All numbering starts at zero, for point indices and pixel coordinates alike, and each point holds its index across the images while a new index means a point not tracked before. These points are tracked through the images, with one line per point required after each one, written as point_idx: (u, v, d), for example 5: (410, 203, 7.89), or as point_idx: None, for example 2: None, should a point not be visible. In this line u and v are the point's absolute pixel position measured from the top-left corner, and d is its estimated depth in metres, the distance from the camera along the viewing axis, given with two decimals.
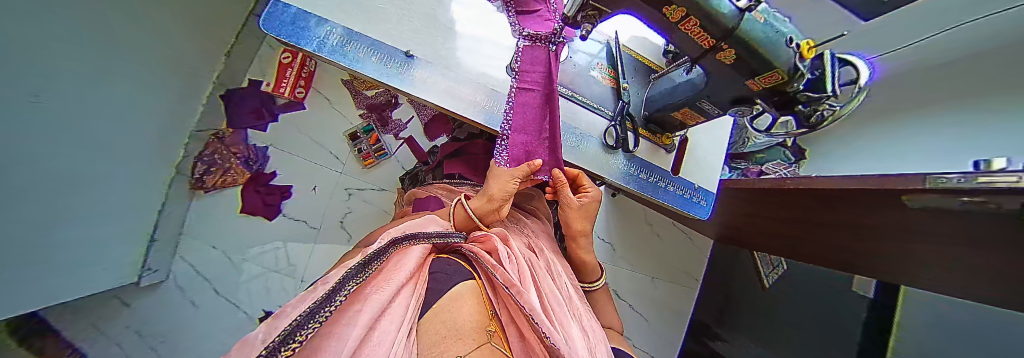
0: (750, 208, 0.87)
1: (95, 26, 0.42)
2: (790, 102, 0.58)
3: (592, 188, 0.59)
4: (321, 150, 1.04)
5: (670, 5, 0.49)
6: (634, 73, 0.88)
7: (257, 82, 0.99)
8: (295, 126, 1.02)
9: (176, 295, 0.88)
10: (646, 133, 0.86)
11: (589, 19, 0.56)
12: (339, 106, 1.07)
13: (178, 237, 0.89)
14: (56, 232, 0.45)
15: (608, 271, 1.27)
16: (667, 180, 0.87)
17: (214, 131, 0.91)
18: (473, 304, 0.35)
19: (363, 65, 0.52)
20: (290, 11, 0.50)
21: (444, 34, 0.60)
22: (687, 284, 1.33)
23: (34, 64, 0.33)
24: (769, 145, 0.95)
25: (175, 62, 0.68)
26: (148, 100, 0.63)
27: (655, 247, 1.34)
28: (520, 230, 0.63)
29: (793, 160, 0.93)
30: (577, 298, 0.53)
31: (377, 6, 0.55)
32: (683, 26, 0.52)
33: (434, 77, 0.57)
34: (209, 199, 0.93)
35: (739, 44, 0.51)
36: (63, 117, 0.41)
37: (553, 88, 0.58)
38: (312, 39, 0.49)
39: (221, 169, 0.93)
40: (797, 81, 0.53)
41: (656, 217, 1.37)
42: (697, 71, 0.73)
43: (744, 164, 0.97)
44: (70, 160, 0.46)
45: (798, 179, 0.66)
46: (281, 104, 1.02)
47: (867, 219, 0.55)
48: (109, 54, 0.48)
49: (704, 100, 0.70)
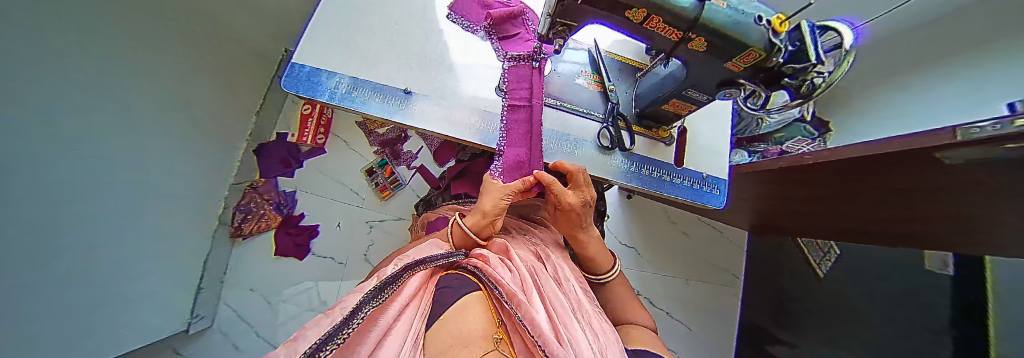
0: (770, 190, 0.82)
1: (108, 95, 0.48)
2: (776, 76, 0.59)
3: (572, 198, 0.50)
4: (342, 187, 1.13)
5: (629, 9, 0.52)
6: (620, 75, 0.90)
7: (283, 135, 1.12)
8: (318, 170, 1.13)
9: (220, 340, 0.95)
10: (641, 129, 0.86)
11: (560, 34, 0.61)
12: (354, 145, 1.17)
13: (221, 284, 0.98)
14: (77, 288, 0.48)
15: (635, 277, 1.22)
16: (673, 173, 0.84)
17: (247, 183, 1.02)
18: (479, 312, 0.36)
19: (367, 106, 0.58)
20: (305, 70, 0.58)
21: (436, 67, 0.66)
22: (728, 282, 1.27)
23: (49, 119, 0.37)
24: (786, 122, 0.91)
25: (198, 126, 0.77)
26: (178, 154, 0.71)
27: (686, 248, 1.29)
28: (527, 240, 0.64)
29: (819, 134, 0.89)
30: (586, 300, 0.50)
31: (375, 54, 0.63)
32: (648, 25, 0.54)
33: (430, 107, 0.62)
34: (246, 245, 1.03)
35: (706, 31, 0.53)
36: (89, 161, 0.46)
37: (537, 101, 0.63)
38: (325, 91, 0.57)
39: (255, 216, 1.03)
40: (777, 56, 0.54)
41: (677, 213, 1.32)
42: (677, 62, 0.74)
43: (763, 146, 0.91)
44: (112, 192, 0.54)
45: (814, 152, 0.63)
46: (304, 151, 1.13)
47: (906, 184, 0.49)
48: (125, 124, 0.54)
49: (690, 88, 0.69)
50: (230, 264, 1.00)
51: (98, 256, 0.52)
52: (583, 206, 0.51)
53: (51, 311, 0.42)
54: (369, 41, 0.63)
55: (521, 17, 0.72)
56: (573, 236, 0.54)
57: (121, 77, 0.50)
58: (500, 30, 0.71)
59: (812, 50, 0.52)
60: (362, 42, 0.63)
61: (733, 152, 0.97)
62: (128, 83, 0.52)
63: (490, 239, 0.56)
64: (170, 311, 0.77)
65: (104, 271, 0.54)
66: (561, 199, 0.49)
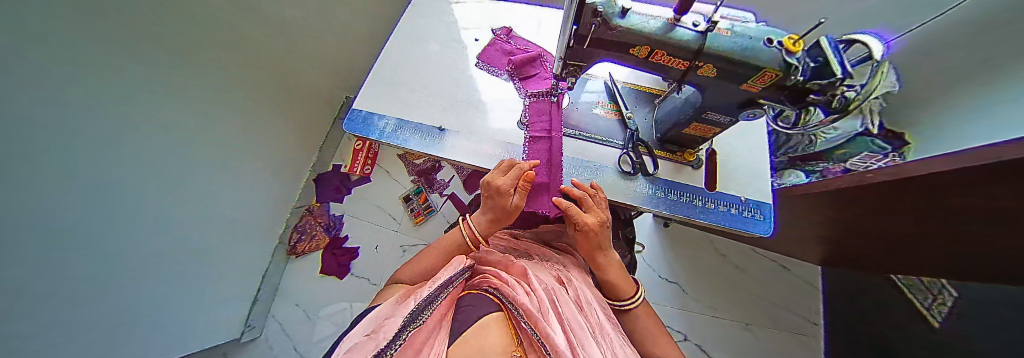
0: (826, 213, 0.71)
1: (179, 137, 0.61)
2: (801, 94, 0.55)
3: (588, 215, 0.52)
4: (380, 212, 1.26)
5: (634, 47, 0.57)
6: (637, 103, 0.92)
7: (337, 166, 1.32)
8: (363, 197, 1.29)
9: (264, 352, 1.06)
10: (665, 153, 0.84)
11: (572, 73, 0.68)
12: (395, 174, 1.33)
13: (272, 297, 1.11)
14: (132, 295, 0.57)
15: (682, 319, 1.08)
16: (705, 198, 0.76)
17: (305, 207, 1.21)
18: (498, 335, 0.35)
19: (408, 142, 0.69)
20: (361, 113, 0.73)
21: (465, 106, 0.77)
22: (805, 329, 1.07)
23: (101, 148, 0.45)
24: (846, 137, 0.82)
25: (259, 160, 0.94)
26: (242, 184, 0.87)
27: (744, 286, 1.13)
28: (551, 264, 0.65)
29: (893, 148, 0.75)
30: (608, 325, 0.48)
31: (415, 100, 0.76)
32: (654, 58, 0.59)
33: (458, 140, 0.71)
34: (297, 262, 1.17)
35: (712, 58, 0.55)
36: (153, 189, 0.58)
37: (555, 132, 0.68)
38: (375, 130, 0.70)
39: (308, 236, 1.19)
40: (797, 74, 0.52)
41: (723, 243, 1.20)
42: (690, 88, 0.75)
43: (822, 164, 0.81)
44: (184, 210, 0.66)
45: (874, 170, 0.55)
46: (354, 180, 1.31)
47: (991, 202, 0.39)
48: (198, 160, 0.68)
49: (708, 111, 0.68)
50: (282, 281, 1.15)
51: (161, 261, 0.62)
52: (600, 226, 0.53)
53: (90, 312, 0.48)
54: (410, 88, 0.77)
55: (540, 60, 0.83)
56: (593, 258, 0.54)
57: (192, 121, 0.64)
58: (521, 72, 0.82)
59: (836, 64, 0.48)
60: (405, 90, 0.77)
61: (785, 172, 0.86)
62: (198, 127, 0.66)
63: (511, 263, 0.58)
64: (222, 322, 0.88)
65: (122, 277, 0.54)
66: (578, 221, 0.51)
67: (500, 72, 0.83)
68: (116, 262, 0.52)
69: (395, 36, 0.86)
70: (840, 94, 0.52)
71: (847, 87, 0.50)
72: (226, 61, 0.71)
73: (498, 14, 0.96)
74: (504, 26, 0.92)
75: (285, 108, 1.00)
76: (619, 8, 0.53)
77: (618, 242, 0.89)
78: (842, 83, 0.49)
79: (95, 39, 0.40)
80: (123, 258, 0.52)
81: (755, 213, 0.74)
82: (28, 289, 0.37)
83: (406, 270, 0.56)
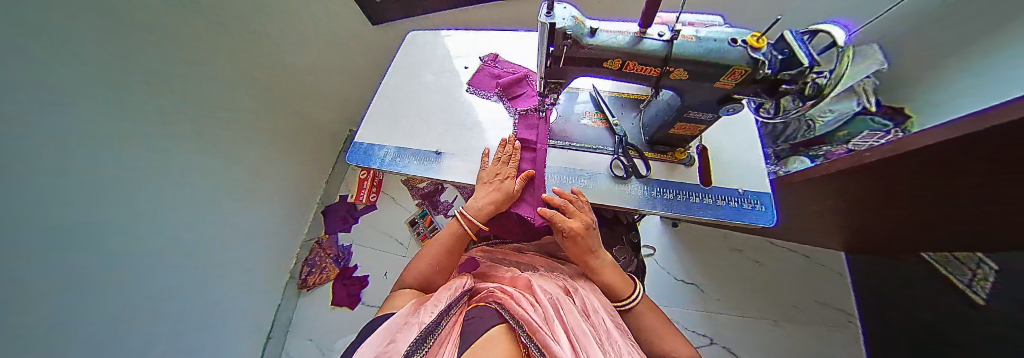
0: (827, 198, 0.69)
1: (216, 183, 0.67)
2: (774, 85, 0.54)
3: (574, 219, 0.55)
4: (388, 239, 1.28)
5: (607, 61, 0.58)
6: (623, 110, 0.89)
7: (344, 196, 1.36)
8: (370, 224, 1.32)
9: None
10: (654, 155, 0.78)
11: (554, 89, 0.70)
12: (399, 199, 1.37)
13: (284, 333, 1.09)
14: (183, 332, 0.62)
15: (709, 321, 1.01)
16: (701, 195, 0.70)
17: (314, 240, 1.24)
18: (504, 349, 0.33)
19: (408, 167, 0.73)
20: (363, 145, 0.78)
21: (461, 129, 0.81)
22: (837, 320, 1.00)
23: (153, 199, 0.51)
24: (843, 119, 0.76)
25: (279, 198, 0.99)
26: (265, 223, 0.91)
27: (763, 280, 1.08)
28: (555, 274, 0.66)
29: (893, 125, 0.71)
30: (615, 330, 0.47)
31: (413, 128, 0.80)
32: (627, 68, 0.59)
33: (455, 162, 0.74)
34: (308, 296, 1.17)
35: (682, 62, 0.55)
36: (205, 232, 0.65)
37: (541, 144, 0.72)
38: (377, 159, 0.75)
39: (318, 268, 1.21)
40: (763, 68, 0.51)
41: (737, 238, 1.16)
42: (668, 92, 0.72)
43: (826, 148, 0.75)
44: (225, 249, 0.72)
45: (873, 149, 0.55)
46: (360, 209, 1.34)
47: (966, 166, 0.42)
48: (232, 202, 0.74)
49: (690, 110, 0.64)
50: (294, 317, 1.14)
51: (197, 279, 0.64)
52: (586, 229, 0.56)
53: (142, 328, 0.52)
54: (408, 118, 0.82)
55: (526, 80, 0.89)
56: (587, 263, 0.57)
57: (228, 167, 0.71)
58: (510, 92, 0.86)
59: (801, 54, 0.48)
60: (403, 119, 0.82)
61: (789, 160, 0.81)
62: (231, 171, 0.72)
63: (515, 277, 0.60)
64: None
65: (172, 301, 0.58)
66: (564, 227, 0.54)
67: (490, 94, 0.88)
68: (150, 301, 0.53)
69: (392, 70, 0.92)
70: (812, 82, 0.49)
71: (816, 74, 0.48)
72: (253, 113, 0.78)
73: (483, 41, 1.02)
74: (490, 52, 0.99)
75: (297, 149, 1.05)
76: (589, 28, 0.55)
77: (620, 247, 0.89)
78: (812, 71, 0.47)
79: (124, 93, 0.43)
80: (165, 282, 0.56)
81: (756, 204, 0.68)
82: (57, 296, 0.37)
83: (409, 271, 0.58)
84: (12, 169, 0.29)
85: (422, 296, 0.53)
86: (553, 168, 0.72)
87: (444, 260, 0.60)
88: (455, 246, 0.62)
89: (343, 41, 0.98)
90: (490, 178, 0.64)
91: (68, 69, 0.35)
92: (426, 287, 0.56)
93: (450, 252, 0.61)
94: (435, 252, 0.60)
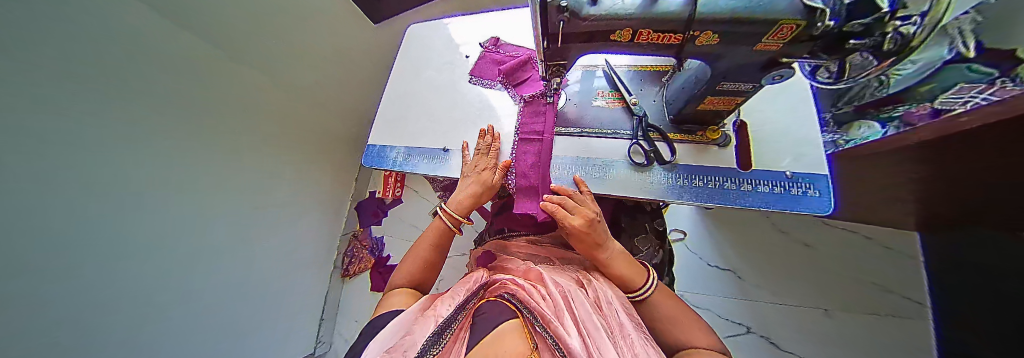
0: (915, 171, 0.53)
1: (247, 176, 0.67)
2: (834, 42, 0.36)
3: (573, 219, 0.50)
4: (414, 230, 1.19)
5: (614, 32, 0.45)
6: (641, 85, 0.73)
7: (372, 192, 1.25)
8: (398, 217, 1.22)
9: None
10: (680, 136, 0.64)
11: (556, 73, 0.58)
12: (422, 192, 1.26)
13: (335, 317, 1.06)
14: (231, 319, 0.64)
15: (761, 313, 0.88)
16: (745, 179, 0.57)
17: (350, 233, 1.14)
18: (517, 342, 0.29)
19: (416, 167, 0.71)
20: (375, 147, 0.77)
21: (470, 120, 0.75)
22: (903, 310, 0.83)
23: (190, 194, 0.53)
24: (929, 70, 0.48)
25: (322, 195, 1.00)
26: (305, 216, 0.91)
27: (825, 268, 0.90)
28: (568, 268, 0.61)
29: (1002, 71, 0.38)
30: (633, 326, 0.41)
31: (420, 125, 0.77)
32: (641, 38, 0.45)
33: (462, 158, 0.69)
34: (353, 283, 1.10)
35: (714, 23, 0.38)
36: (248, 227, 0.68)
37: (548, 133, 0.63)
38: (386, 160, 0.74)
39: (357, 259, 1.12)
40: (824, 21, 0.34)
41: (787, 220, 0.98)
42: (697, 60, 0.58)
43: (903, 108, 0.52)
44: (263, 240, 0.73)
45: (977, 108, 0.39)
46: (387, 202, 1.24)
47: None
48: (268, 195, 0.75)
49: (722, 81, 0.49)
50: (341, 300, 1.09)
51: (236, 270, 0.65)
52: (589, 225, 0.50)
53: (185, 318, 0.53)
54: (414, 116, 0.79)
55: (531, 62, 0.79)
56: (594, 255, 0.52)
57: (258, 164, 0.71)
58: (514, 78, 0.78)
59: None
60: (411, 117, 0.79)
61: (853, 126, 0.62)
62: (261, 164, 0.72)
63: (527, 270, 0.56)
64: (300, 339, 0.90)
65: (209, 289, 0.58)
66: (565, 224, 0.50)
67: (493, 80, 0.80)
68: (195, 290, 0.55)
69: (396, 64, 0.89)
70: (893, 34, 0.33)
71: (900, 21, 0.32)
72: (282, 109, 0.79)
73: (484, 25, 0.94)
74: (492, 36, 0.90)
75: (337, 144, 1.05)
76: None
77: (644, 236, 0.80)
78: (893, 17, 0.32)
79: (141, 88, 0.43)
80: (206, 272, 0.57)
81: (808, 189, 0.54)
82: (79, 289, 0.37)
83: (401, 270, 0.55)
84: (10, 157, 0.28)
85: (417, 296, 0.51)
86: (562, 158, 0.64)
87: (432, 258, 0.56)
88: (440, 241, 0.58)
89: (349, 39, 0.98)
90: (470, 171, 0.63)
91: (79, 68, 0.35)
92: (417, 282, 0.53)
93: (437, 249, 0.58)
94: (428, 246, 0.57)
